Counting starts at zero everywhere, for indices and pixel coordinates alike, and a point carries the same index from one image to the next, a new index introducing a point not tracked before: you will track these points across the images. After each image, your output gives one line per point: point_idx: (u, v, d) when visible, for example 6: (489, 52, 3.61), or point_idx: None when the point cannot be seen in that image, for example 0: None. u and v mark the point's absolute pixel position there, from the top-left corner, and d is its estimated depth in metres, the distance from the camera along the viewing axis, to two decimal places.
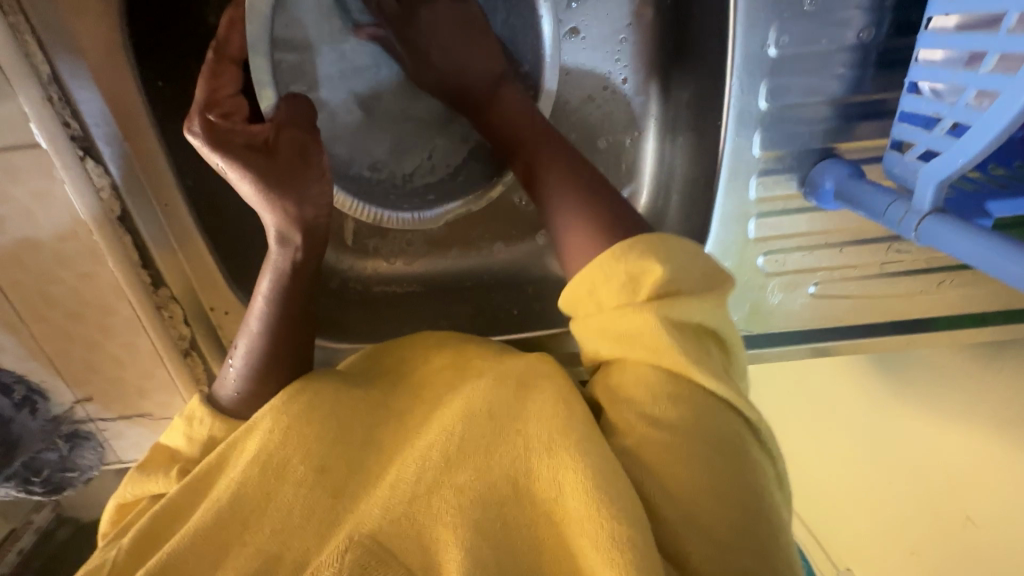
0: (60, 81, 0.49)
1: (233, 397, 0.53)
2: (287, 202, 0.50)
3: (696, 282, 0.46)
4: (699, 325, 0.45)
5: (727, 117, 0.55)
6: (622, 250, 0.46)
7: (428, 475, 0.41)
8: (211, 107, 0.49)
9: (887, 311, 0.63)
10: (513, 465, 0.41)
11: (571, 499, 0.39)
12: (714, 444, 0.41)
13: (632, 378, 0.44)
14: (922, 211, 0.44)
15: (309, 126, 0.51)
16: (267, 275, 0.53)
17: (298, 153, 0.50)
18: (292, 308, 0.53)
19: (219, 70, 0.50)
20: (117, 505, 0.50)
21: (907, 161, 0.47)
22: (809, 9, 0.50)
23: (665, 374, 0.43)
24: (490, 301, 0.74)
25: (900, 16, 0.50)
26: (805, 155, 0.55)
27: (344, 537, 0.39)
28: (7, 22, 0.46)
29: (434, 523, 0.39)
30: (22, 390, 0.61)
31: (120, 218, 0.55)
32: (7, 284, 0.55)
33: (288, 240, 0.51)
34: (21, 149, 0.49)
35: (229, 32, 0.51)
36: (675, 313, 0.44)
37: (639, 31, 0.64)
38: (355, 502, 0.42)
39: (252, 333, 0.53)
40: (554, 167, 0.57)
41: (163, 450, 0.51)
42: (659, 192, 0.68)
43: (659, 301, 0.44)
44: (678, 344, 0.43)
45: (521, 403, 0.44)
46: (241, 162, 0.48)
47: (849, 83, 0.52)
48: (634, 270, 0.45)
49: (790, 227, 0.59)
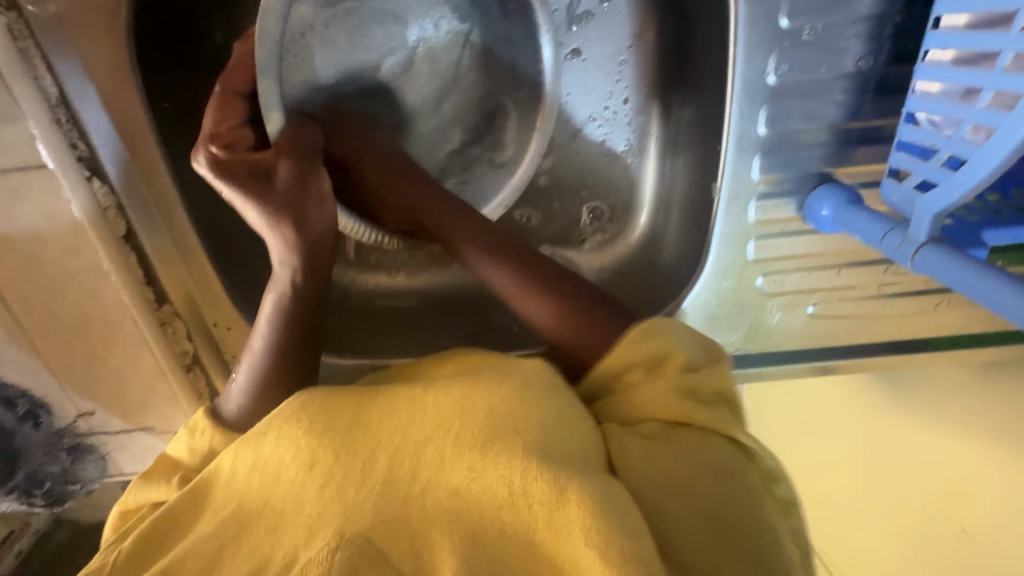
0: (68, 102, 0.50)
1: (235, 411, 0.53)
2: (287, 225, 0.51)
3: (699, 355, 0.50)
4: (711, 389, 0.49)
5: (727, 142, 0.56)
6: (645, 327, 0.51)
7: (423, 474, 0.42)
8: (213, 138, 0.51)
9: (884, 331, 0.64)
10: (510, 461, 0.41)
11: (571, 502, 0.39)
12: (725, 479, 0.43)
13: (645, 426, 0.47)
14: (918, 241, 0.44)
15: (307, 152, 0.52)
16: (271, 295, 0.54)
17: (297, 179, 0.51)
18: (294, 326, 0.54)
19: (224, 103, 0.52)
20: (120, 512, 0.50)
21: (903, 189, 0.47)
22: (808, 37, 0.51)
23: (676, 428, 0.47)
24: (490, 316, 0.74)
25: (898, 45, 0.51)
26: (803, 179, 0.56)
27: (333, 534, 0.39)
28: (15, 46, 0.46)
29: (428, 525, 0.40)
30: (26, 404, 0.62)
31: (124, 236, 0.55)
32: (13, 300, 0.55)
33: (287, 263, 0.52)
34: (29, 169, 0.49)
35: (238, 67, 0.53)
36: (694, 386, 0.48)
37: (639, 53, 0.65)
38: (345, 495, 0.41)
39: (255, 352, 0.54)
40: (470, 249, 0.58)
41: (167, 459, 0.52)
42: (659, 211, 0.69)
43: (678, 378, 0.48)
44: (696, 411, 0.47)
45: (524, 402, 0.44)
46: (241, 189, 0.49)
47: (847, 110, 0.53)
48: (654, 350, 0.49)
49: (789, 248, 0.60)
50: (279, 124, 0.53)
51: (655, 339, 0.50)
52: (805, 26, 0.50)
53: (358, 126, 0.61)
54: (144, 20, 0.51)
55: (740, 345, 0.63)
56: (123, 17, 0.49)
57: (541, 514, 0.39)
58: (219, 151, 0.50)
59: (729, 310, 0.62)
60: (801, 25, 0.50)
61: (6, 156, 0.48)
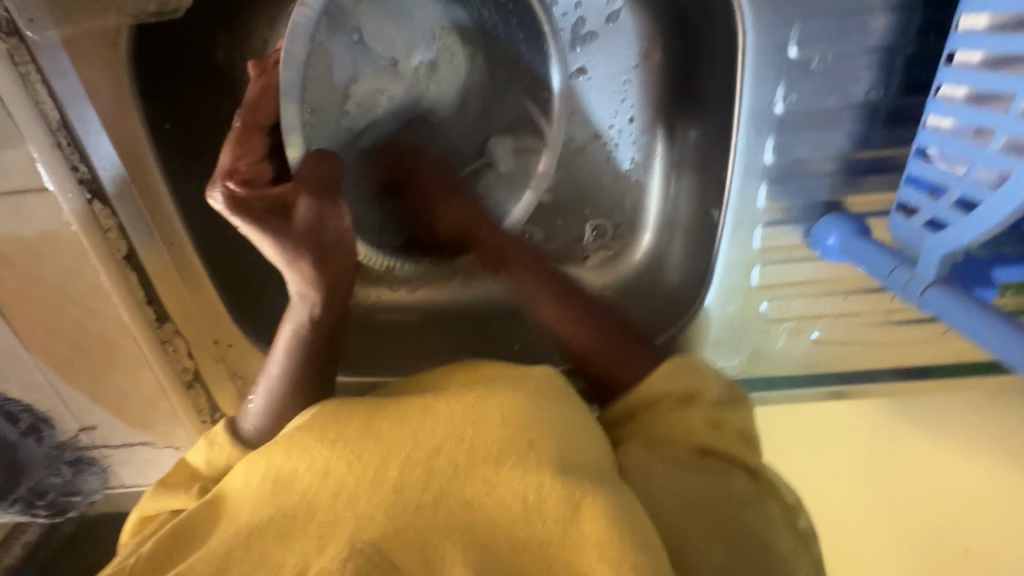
0: (70, 125, 0.49)
1: (253, 430, 0.53)
2: (309, 264, 0.50)
3: (723, 395, 0.51)
4: (734, 427, 0.50)
5: (732, 170, 0.55)
6: (672, 364, 0.52)
7: (435, 483, 0.41)
8: (232, 174, 0.48)
9: (890, 358, 0.63)
10: (524, 482, 0.41)
11: (587, 524, 0.39)
12: (735, 504, 0.44)
13: (674, 450, 0.47)
14: (926, 280, 0.43)
15: (329, 189, 0.51)
16: (287, 324, 0.54)
17: (319, 219, 0.50)
18: (314, 354, 0.54)
19: (244, 140, 0.49)
20: (138, 518, 0.50)
21: (912, 226, 0.47)
22: (817, 67, 0.49)
23: (705, 456, 0.47)
24: (492, 332, 0.74)
25: (910, 74, 0.50)
26: (810, 208, 0.55)
27: (345, 543, 0.39)
28: (16, 71, 0.46)
29: (442, 536, 0.39)
30: (28, 418, 0.62)
31: (125, 257, 0.55)
32: (15, 318, 0.55)
33: (306, 298, 0.52)
34: (30, 192, 0.49)
35: (259, 99, 0.49)
36: (719, 420, 0.49)
37: (645, 73, 0.64)
38: (355, 501, 0.41)
39: (271, 376, 0.54)
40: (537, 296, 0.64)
41: (184, 468, 0.51)
42: (664, 232, 0.68)
43: (709, 409, 0.50)
44: (724, 443, 0.48)
45: (536, 415, 0.44)
46: (262, 228, 0.48)
47: (856, 139, 0.52)
48: (689, 385, 0.51)
49: (794, 275, 0.59)
50: (300, 154, 0.50)
51: (690, 374, 0.51)
52: (814, 56, 0.49)
53: (437, 162, 0.66)
54: (145, 44, 0.51)
55: (741, 369, 0.63)
56: (123, 42, 0.49)
57: (553, 533, 0.40)
58: (237, 187, 0.47)
59: (732, 333, 0.62)
60: (810, 55, 0.49)
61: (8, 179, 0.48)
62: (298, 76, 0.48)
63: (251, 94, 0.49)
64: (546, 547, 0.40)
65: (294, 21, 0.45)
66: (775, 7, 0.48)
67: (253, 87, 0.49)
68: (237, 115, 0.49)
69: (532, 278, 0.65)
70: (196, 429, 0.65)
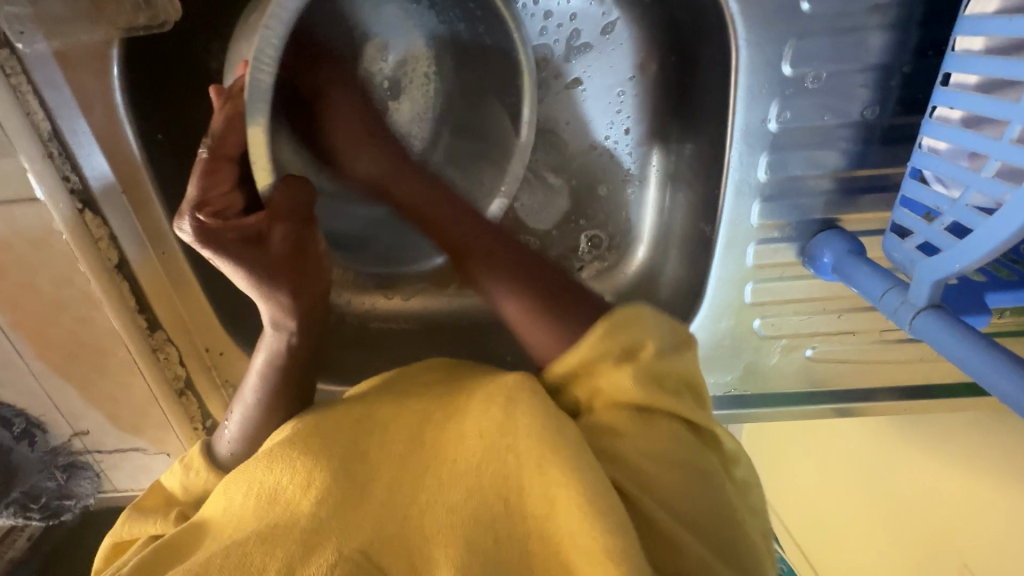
0: (61, 136, 0.50)
1: (230, 455, 0.53)
2: (283, 293, 0.51)
3: (664, 343, 0.47)
4: (675, 380, 0.46)
5: (726, 187, 0.54)
6: (606, 324, 0.46)
7: (422, 497, 0.41)
8: (203, 206, 0.48)
9: (887, 377, 0.62)
10: (506, 484, 0.40)
11: (563, 513, 0.38)
12: (698, 477, 0.41)
13: (615, 417, 0.44)
14: (918, 305, 0.43)
15: (302, 215, 0.51)
16: (261, 352, 0.54)
17: (293, 247, 0.51)
18: (289, 380, 0.54)
19: (213, 170, 0.48)
20: (112, 544, 0.50)
21: (905, 248, 0.46)
22: (812, 85, 0.49)
23: (645, 414, 0.44)
24: (485, 342, 0.74)
25: (907, 94, 0.49)
26: (805, 226, 0.54)
27: (332, 550, 0.38)
28: (8, 82, 0.46)
29: (427, 540, 0.39)
30: (22, 423, 0.63)
31: (116, 266, 0.55)
32: (8, 325, 0.56)
33: (280, 326, 0.53)
34: (19, 202, 0.49)
35: (227, 129, 0.47)
36: (659, 372, 0.45)
37: (641, 85, 0.64)
38: (345, 511, 0.40)
39: (245, 403, 0.53)
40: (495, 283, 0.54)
41: (159, 493, 0.52)
42: (658, 247, 0.67)
43: (648, 363, 0.45)
44: (665, 397, 0.44)
45: (512, 419, 0.43)
46: (236, 258, 0.48)
47: (851, 157, 0.51)
48: (626, 342, 0.45)
49: (788, 293, 0.58)
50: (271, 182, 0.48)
51: (631, 328, 0.46)
52: (808, 74, 0.48)
53: (338, 100, 0.57)
54: (135, 54, 0.51)
55: (733, 385, 0.63)
56: (114, 51, 0.49)
57: (537, 526, 0.39)
58: (209, 219, 0.47)
59: (725, 350, 0.61)
60: (804, 73, 0.48)
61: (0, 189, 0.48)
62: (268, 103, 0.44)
63: (216, 122, 0.47)
64: (528, 543, 0.38)
65: (258, 50, 0.41)
66: (770, 24, 0.47)
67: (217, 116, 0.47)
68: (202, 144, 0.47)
69: (510, 270, 0.53)
70: (187, 436, 0.65)
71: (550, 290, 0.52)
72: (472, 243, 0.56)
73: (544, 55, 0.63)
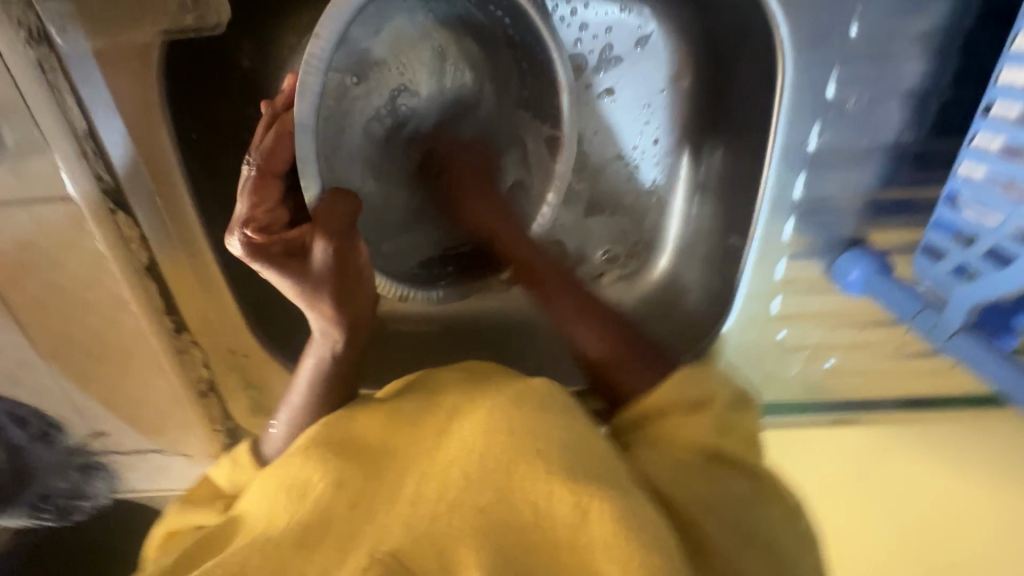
0: (95, 135, 0.48)
1: (277, 451, 0.53)
2: (328, 304, 0.50)
3: (730, 398, 0.49)
4: (744, 428, 0.49)
5: (761, 205, 0.55)
6: (688, 369, 0.50)
7: (450, 493, 0.40)
8: (249, 222, 0.47)
9: (897, 389, 0.65)
10: (533, 487, 0.39)
11: (597, 526, 0.37)
12: (750, 506, 0.43)
13: (686, 452, 0.45)
14: (952, 327, 0.46)
15: (345, 227, 0.49)
16: (310, 356, 0.54)
17: (336, 259, 0.49)
18: (334, 390, 0.54)
19: (261, 187, 0.48)
20: (161, 534, 0.51)
21: (940, 270, 0.49)
22: (852, 108, 0.50)
23: (718, 458, 0.45)
24: (504, 348, 0.73)
25: (940, 119, 0.50)
26: (833, 243, 0.56)
27: (365, 554, 0.37)
28: (45, 80, 0.45)
29: (456, 542, 0.37)
30: (38, 423, 0.62)
31: (146, 266, 0.54)
32: (31, 324, 0.54)
33: (328, 335, 0.52)
34: (52, 200, 0.48)
35: (275, 145, 0.48)
36: (728, 424, 0.48)
37: (674, 96, 0.64)
38: (375, 515, 0.40)
39: (293, 406, 0.54)
40: (581, 326, 0.59)
41: (209, 485, 0.53)
42: (683, 255, 0.68)
43: (721, 413, 0.48)
44: (732, 446, 0.46)
45: (547, 420, 0.43)
46: (281, 272, 0.48)
47: (883, 178, 0.53)
48: (704, 392, 0.48)
49: (810, 306, 0.59)
50: (316, 193, 0.48)
51: (700, 381, 0.49)
52: (849, 97, 0.49)
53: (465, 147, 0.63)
54: (176, 54, 0.49)
55: (753, 393, 0.65)
56: (153, 53, 0.47)
57: (566, 533, 0.38)
58: (256, 236, 0.47)
59: (748, 359, 0.63)
60: (845, 96, 0.50)
61: (31, 186, 0.47)
62: (314, 106, 0.45)
63: (266, 140, 0.48)
64: (559, 550, 0.38)
65: (308, 54, 0.43)
66: (814, 47, 0.48)
67: (268, 135, 0.48)
68: (251, 161, 0.48)
69: (574, 304, 0.61)
70: (209, 436, 0.64)
71: (624, 324, 0.59)
72: (542, 266, 0.64)
73: (579, 64, 0.63)
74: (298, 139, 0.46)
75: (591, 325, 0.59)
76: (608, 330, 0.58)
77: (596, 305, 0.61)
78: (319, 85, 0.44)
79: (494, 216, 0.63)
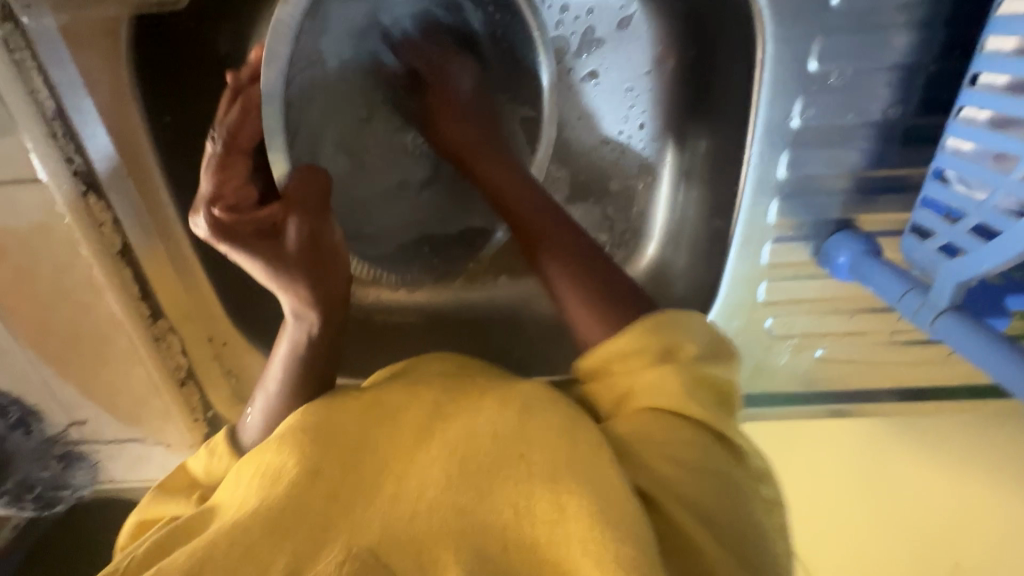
0: (65, 115, 0.48)
1: (252, 439, 0.52)
2: (301, 285, 0.49)
3: (703, 348, 0.44)
4: (715, 382, 0.43)
5: (745, 185, 0.54)
6: (653, 319, 0.44)
7: (430, 492, 0.36)
8: (217, 200, 0.47)
9: (890, 378, 0.62)
10: (517, 489, 0.36)
11: (574, 524, 0.34)
12: (717, 483, 0.38)
13: (635, 419, 0.41)
14: (939, 306, 0.44)
15: (318, 204, 0.50)
16: (284, 342, 0.53)
17: (309, 237, 0.49)
18: (308, 379, 0.52)
19: (226, 165, 0.47)
20: (136, 522, 0.49)
21: (927, 250, 0.47)
22: (836, 83, 0.48)
23: (672, 415, 0.41)
24: (491, 337, 0.72)
25: (928, 95, 0.49)
26: (821, 225, 0.54)
27: (340, 549, 0.34)
28: (11, 59, 0.44)
29: (436, 542, 0.34)
30: (17, 412, 0.61)
31: (120, 251, 0.54)
32: (5, 311, 0.54)
33: (302, 318, 0.51)
34: (22, 183, 0.48)
35: (239, 122, 0.47)
36: (700, 376, 0.42)
37: (657, 79, 0.63)
38: (350, 512, 0.36)
39: (268, 392, 0.53)
40: (554, 262, 0.51)
41: (180, 474, 0.52)
42: (669, 242, 0.67)
43: (689, 365, 0.42)
44: (695, 404, 0.41)
45: (526, 426, 0.39)
46: (252, 251, 0.47)
47: (871, 156, 0.51)
48: (668, 340, 0.43)
49: (799, 292, 0.58)
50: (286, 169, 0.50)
51: (676, 328, 0.43)
52: (833, 72, 0.48)
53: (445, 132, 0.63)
54: (147, 36, 0.50)
55: (743, 383, 0.63)
56: (121, 31, 0.48)
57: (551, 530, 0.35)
58: (223, 214, 0.46)
59: (736, 349, 0.61)
60: (829, 71, 0.48)
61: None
62: (281, 73, 0.47)
63: (230, 116, 0.47)
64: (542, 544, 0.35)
65: (276, 19, 0.44)
66: (796, 19, 0.47)
67: (232, 110, 0.47)
68: (215, 137, 0.47)
69: (566, 253, 0.51)
70: (188, 426, 0.64)
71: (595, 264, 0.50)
72: (540, 224, 0.53)
73: (560, 47, 0.62)
74: (267, 110, 0.47)
75: (565, 262, 0.51)
76: (579, 281, 0.49)
77: (569, 237, 0.52)
78: (286, 51, 0.46)
79: (459, 126, 0.58)
